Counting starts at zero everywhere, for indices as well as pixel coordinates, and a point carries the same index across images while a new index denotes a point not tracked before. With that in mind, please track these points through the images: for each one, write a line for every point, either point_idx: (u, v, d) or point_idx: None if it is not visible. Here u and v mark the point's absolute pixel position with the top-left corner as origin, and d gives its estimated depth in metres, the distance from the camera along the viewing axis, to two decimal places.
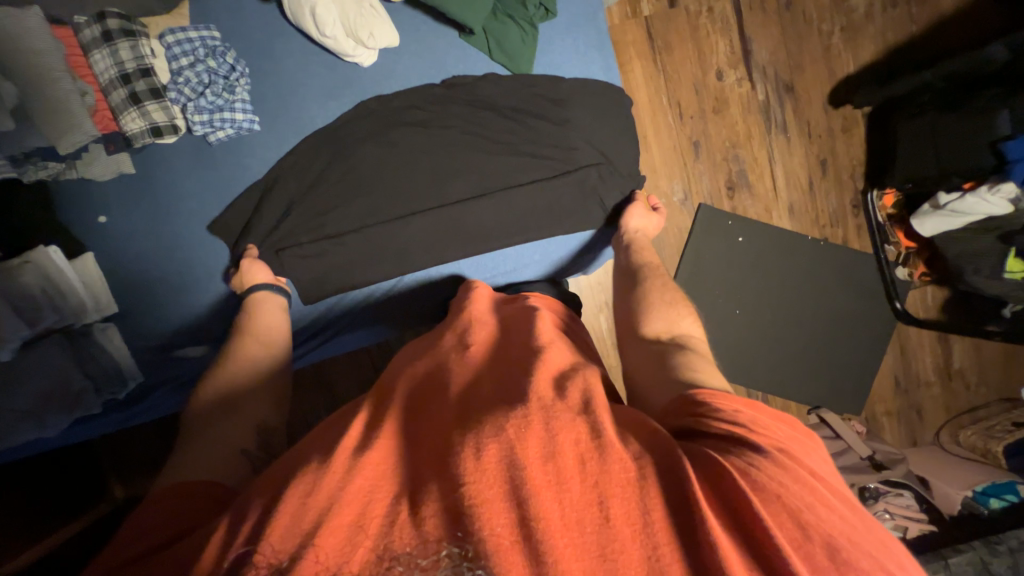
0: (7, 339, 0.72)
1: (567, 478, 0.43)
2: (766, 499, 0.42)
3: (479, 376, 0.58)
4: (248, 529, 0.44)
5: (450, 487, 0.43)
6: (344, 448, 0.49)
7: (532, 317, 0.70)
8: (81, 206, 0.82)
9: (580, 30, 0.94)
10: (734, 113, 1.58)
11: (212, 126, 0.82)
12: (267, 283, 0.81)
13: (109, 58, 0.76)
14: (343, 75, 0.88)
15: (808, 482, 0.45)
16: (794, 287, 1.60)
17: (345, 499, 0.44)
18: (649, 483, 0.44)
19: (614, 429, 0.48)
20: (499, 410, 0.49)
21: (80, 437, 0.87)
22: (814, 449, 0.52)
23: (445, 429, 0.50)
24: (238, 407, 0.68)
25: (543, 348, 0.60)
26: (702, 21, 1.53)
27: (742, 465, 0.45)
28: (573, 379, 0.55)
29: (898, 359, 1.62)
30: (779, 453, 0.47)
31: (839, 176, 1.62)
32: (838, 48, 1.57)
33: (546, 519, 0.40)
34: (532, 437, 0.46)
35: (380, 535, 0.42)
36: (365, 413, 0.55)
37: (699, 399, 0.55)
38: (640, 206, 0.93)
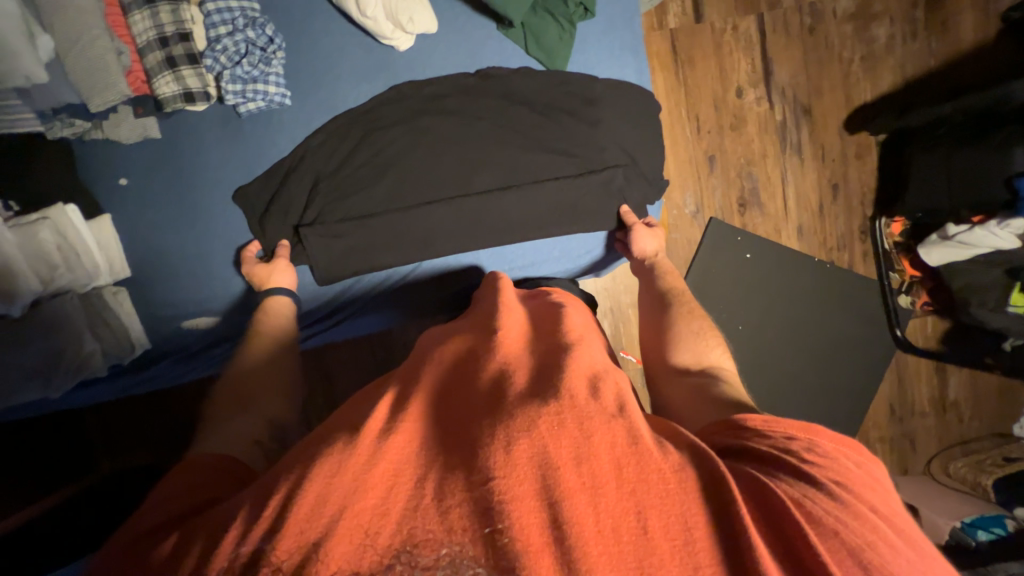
0: (20, 293, 0.70)
1: (602, 482, 0.44)
2: (823, 534, 0.43)
3: (507, 363, 0.57)
4: (271, 515, 0.43)
5: (480, 479, 0.43)
6: (370, 429, 0.49)
7: (555, 316, 0.70)
8: (103, 168, 0.81)
9: (615, 33, 0.95)
10: (751, 131, 1.60)
11: (244, 97, 0.81)
12: (287, 288, 0.82)
13: (150, 21, 0.76)
14: (379, 59, 0.88)
15: (867, 518, 0.46)
16: (797, 307, 1.61)
17: (370, 482, 0.44)
18: (691, 498, 0.44)
19: (650, 437, 0.49)
20: (532, 402, 0.49)
21: (81, 401, 0.86)
22: (878, 481, 0.52)
23: (474, 419, 0.50)
24: (252, 399, 0.69)
25: (573, 347, 0.61)
26: (726, 38, 1.55)
27: (797, 496, 0.46)
28: (604, 382, 0.56)
29: (895, 387, 1.64)
30: (839, 487, 0.48)
31: (850, 202, 1.64)
32: (857, 76, 1.60)
33: (580, 524, 0.41)
34: (566, 436, 0.46)
35: (403, 520, 0.42)
36: (390, 396, 0.55)
37: (747, 425, 0.56)
38: (643, 228, 0.94)
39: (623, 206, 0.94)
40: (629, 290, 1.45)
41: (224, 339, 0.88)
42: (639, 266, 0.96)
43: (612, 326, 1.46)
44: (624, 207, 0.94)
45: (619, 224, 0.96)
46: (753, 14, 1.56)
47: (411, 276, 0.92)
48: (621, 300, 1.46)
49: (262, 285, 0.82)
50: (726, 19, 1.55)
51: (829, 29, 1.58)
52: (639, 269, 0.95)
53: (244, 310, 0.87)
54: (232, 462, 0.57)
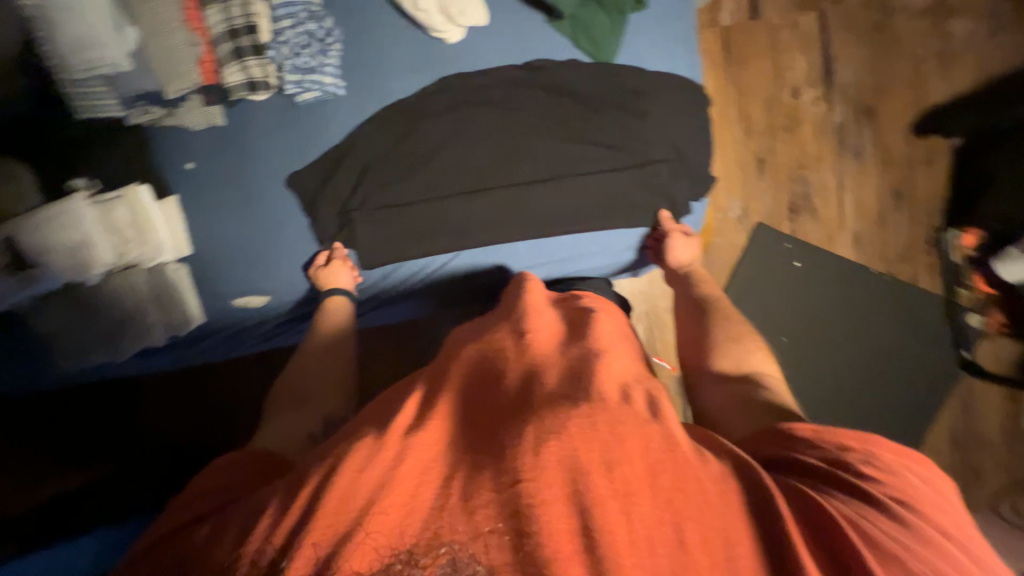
0: (96, 263, 0.80)
1: (636, 491, 0.44)
2: (884, 559, 0.41)
3: (535, 364, 0.57)
4: (301, 504, 0.45)
5: (508, 479, 0.44)
6: (396, 426, 0.50)
7: (583, 322, 0.68)
8: (173, 151, 0.87)
9: (667, 25, 0.93)
10: (806, 132, 1.52)
11: (301, 87, 0.86)
12: (345, 288, 0.88)
13: (221, 14, 0.82)
14: (429, 50, 0.90)
15: (931, 540, 0.43)
16: (849, 320, 1.51)
17: (398, 479, 0.46)
18: (730, 512, 0.45)
19: (688, 443, 0.50)
20: (561, 403, 0.49)
21: (145, 368, 0.93)
22: (948, 500, 0.48)
23: (504, 419, 0.51)
24: (307, 401, 0.76)
25: (603, 352, 0.60)
26: (783, 35, 1.49)
27: (853, 514, 0.44)
28: (636, 388, 0.55)
29: (962, 415, 1.49)
30: (899, 505, 0.45)
31: (916, 210, 1.51)
32: (930, 74, 1.48)
33: (612, 534, 0.41)
34: (597, 439, 0.46)
35: (429, 518, 0.44)
36: (421, 392, 0.57)
37: (801, 436, 0.52)
38: (679, 236, 0.91)
39: (664, 208, 0.93)
40: (667, 294, 1.41)
41: (274, 319, 0.93)
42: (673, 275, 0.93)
43: (647, 330, 1.42)
44: (665, 211, 0.93)
45: (656, 225, 0.94)
46: (814, 10, 1.48)
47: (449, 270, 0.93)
48: (659, 303, 1.42)
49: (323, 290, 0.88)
50: (784, 16, 1.48)
51: (899, 24, 1.48)
52: (673, 278, 0.93)
53: (292, 291, 0.92)
54: (269, 459, 0.62)
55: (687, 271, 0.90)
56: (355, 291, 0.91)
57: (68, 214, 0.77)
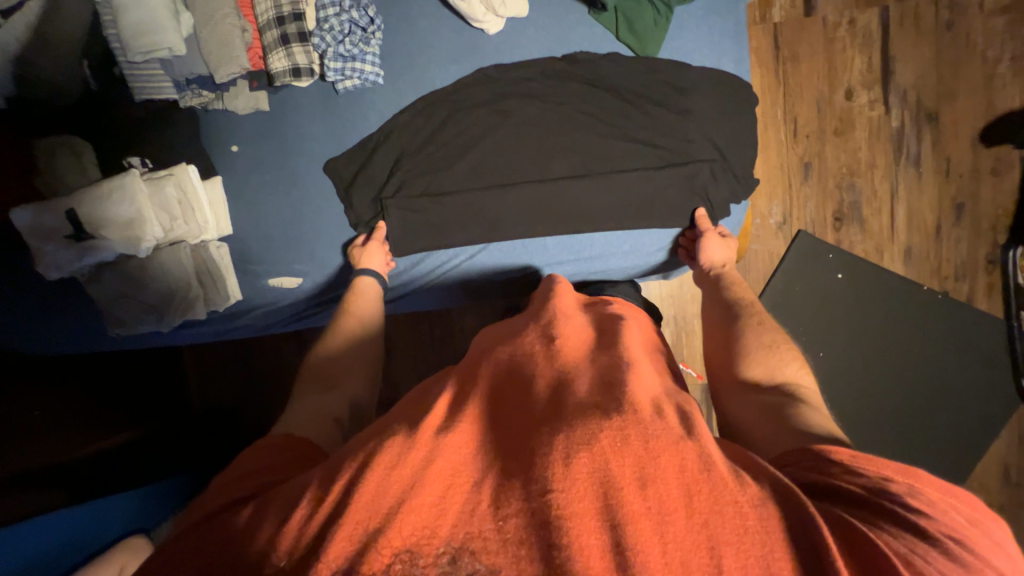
0: (145, 237, 0.84)
1: (670, 511, 0.43)
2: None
3: (567, 371, 0.58)
4: (341, 488, 0.48)
5: (538, 488, 0.45)
6: (427, 425, 0.52)
7: (616, 328, 0.68)
8: (221, 134, 0.90)
9: (715, 18, 0.89)
10: (859, 137, 1.43)
11: (343, 74, 0.87)
12: (377, 270, 0.88)
13: (271, 2, 0.85)
14: (468, 41, 0.90)
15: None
16: (895, 338, 1.42)
17: (428, 478, 0.47)
18: (773, 540, 0.42)
19: (723, 465, 0.48)
20: (593, 415, 0.50)
21: (184, 339, 0.98)
22: (1001, 545, 0.44)
23: (535, 425, 0.51)
24: (338, 382, 0.75)
25: (635, 363, 0.60)
26: (840, 33, 1.40)
27: (905, 551, 0.41)
28: (668, 402, 0.55)
29: (1014, 447, 1.39)
30: (955, 544, 0.42)
31: (977, 225, 1.41)
32: (1003, 79, 1.36)
33: (646, 553, 0.40)
34: (630, 453, 0.46)
35: (459, 522, 0.45)
36: (449, 394, 0.58)
37: (832, 459, 0.50)
38: (715, 236, 0.87)
39: (699, 206, 0.89)
40: (697, 299, 1.37)
41: (306, 301, 0.95)
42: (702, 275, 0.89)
43: (674, 335, 1.39)
44: (701, 208, 0.89)
45: (691, 225, 0.91)
46: (877, 6, 1.39)
47: (481, 266, 0.93)
48: (687, 308, 1.37)
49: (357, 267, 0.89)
50: (842, 12, 1.40)
51: (971, 23, 1.37)
52: (704, 280, 0.89)
53: (324, 274, 0.94)
54: (313, 449, 0.62)
55: (719, 273, 0.86)
56: (388, 276, 0.92)
57: (123, 190, 0.82)
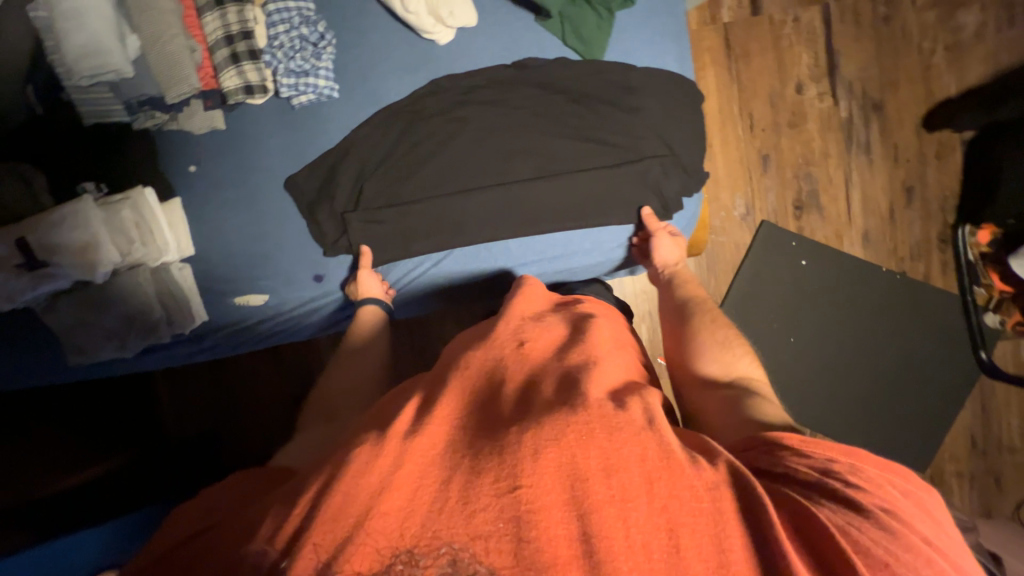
0: (103, 262, 0.82)
1: (631, 497, 0.46)
2: (872, 566, 0.43)
3: (535, 374, 0.61)
4: (308, 501, 0.47)
5: (507, 485, 0.46)
6: (395, 430, 0.52)
7: (583, 326, 0.70)
8: (176, 154, 0.90)
9: (657, 19, 0.93)
10: (812, 128, 1.49)
11: (297, 90, 0.88)
12: (377, 297, 0.89)
13: (219, 21, 0.85)
14: (420, 52, 0.91)
15: (924, 552, 0.44)
16: (861, 319, 1.47)
17: (395, 484, 0.47)
18: (726, 518, 0.46)
19: (681, 449, 0.51)
20: (559, 410, 0.52)
21: (146, 366, 0.95)
22: (930, 514, 0.48)
23: (502, 425, 0.53)
24: (338, 417, 0.76)
25: (599, 361, 0.63)
26: (786, 31, 1.46)
27: (841, 523, 0.45)
28: (630, 394, 0.58)
29: (978, 417, 1.47)
30: (886, 513, 0.46)
31: (927, 206, 1.48)
32: (939, 69, 1.46)
33: (608, 539, 0.44)
34: (594, 446, 0.49)
35: (428, 520, 0.46)
36: (418, 399, 0.58)
37: (782, 443, 0.53)
38: (666, 235, 0.90)
39: (645, 205, 0.91)
40: None
41: (273, 317, 0.94)
42: (657, 275, 0.92)
43: (649, 330, 1.41)
44: (647, 207, 0.91)
45: (641, 224, 0.93)
46: (818, 4, 1.46)
47: (450, 275, 0.94)
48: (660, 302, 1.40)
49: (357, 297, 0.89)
50: (786, 11, 1.46)
51: (905, 18, 1.46)
52: (657, 279, 0.92)
53: (291, 289, 0.93)
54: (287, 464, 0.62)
55: (671, 273, 0.89)
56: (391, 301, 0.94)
57: (77, 216, 0.81)
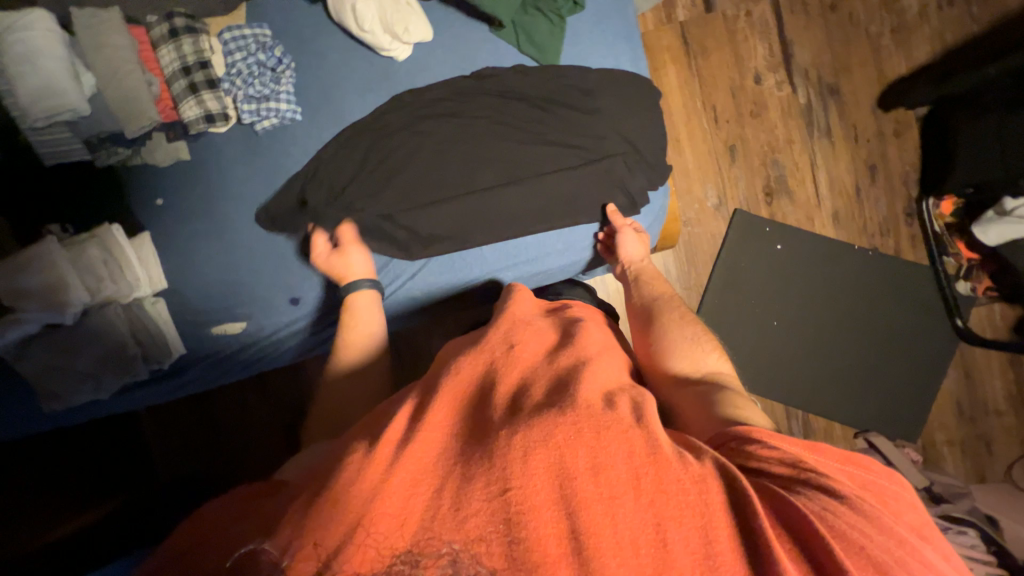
0: (71, 303, 0.80)
1: (619, 494, 0.47)
2: (850, 550, 0.44)
3: (525, 378, 0.61)
4: (294, 524, 0.46)
5: (497, 488, 0.46)
6: (387, 439, 0.52)
7: (574, 330, 0.71)
8: (142, 188, 0.89)
9: (608, 22, 0.96)
10: (774, 117, 1.53)
11: (259, 115, 0.89)
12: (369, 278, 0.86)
13: (174, 53, 0.86)
14: (380, 70, 0.93)
15: (896, 534, 0.46)
16: (840, 296, 1.50)
17: (388, 489, 0.47)
18: (712, 509, 0.46)
19: (669, 445, 0.52)
20: (548, 412, 0.53)
21: (126, 406, 0.93)
22: (892, 497, 0.51)
23: (490, 430, 0.53)
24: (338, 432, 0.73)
25: (589, 363, 0.63)
26: (739, 25, 1.51)
27: (818, 510, 0.46)
28: (620, 395, 0.59)
29: (962, 383, 1.50)
30: (860, 498, 0.48)
31: (891, 182, 1.53)
32: (888, 50, 1.52)
33: (596, 536, 0.44)
34: (583, 445, 0.50)
35: (422, 526, 0.45)
36: (411, 405, 0.58)
37: (752, 437, 0.55)
38: (630, 231, 0.92)
39: (610, 203, 0.93)
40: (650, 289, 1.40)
41: (254, 344, 0.94)
42: (623, 271, 0.93)
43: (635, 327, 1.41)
44: (611, 203, 0.93)
45: (606, 220, 0.95)
46: None
47: (428, 292, 0.94)
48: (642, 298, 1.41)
49: (344, 281, 0.85)
50: (738, 6, 1.51)
51: (850, 5, 1.52)
52: (622, 275, 0.93)
53: (268, 315, 0.92)
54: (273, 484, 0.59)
55: (636, 268, 0.90)
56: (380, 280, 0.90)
57: (42, 258, 0.79)
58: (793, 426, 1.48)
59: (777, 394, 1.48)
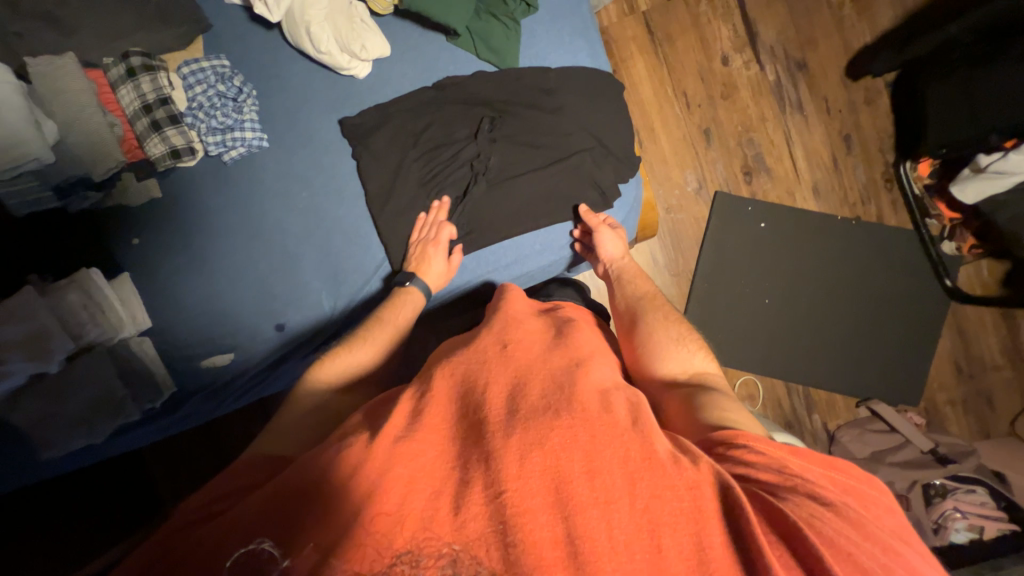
0: (54, 350, 0.79)
1: (614, 498, 0.47)
2: (838, 556, 0.44)
3: (519, 376, 0.59)
4: (289, 516, 0.48)
5: (493, 491, 0.46)
6: (386, 433, 0.52)
7: (565, 329, 0.72)
8: (119, 230, 0.89)
9: (564, 21, 0.97)
10: (745, 96, 1.54)
11: (225, 146, 0.89)
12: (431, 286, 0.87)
13: (134, 92, 0.86)
14: (342, 89, 0.93)
15: (881, 541, 0.47)
16: (829, 266, 1.51)
17: (388, 485, 0.48)
18: (706, 516, 0.46)
19: (664, 446, 0.52)
20: (544, 415, 0.53)
21: (125, 446, 0.93)
22: (873, 501, 0.52)
23: (485, 428, 0.52)
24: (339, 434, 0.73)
25: (584, 362, 0.63)
26: (702, 9, 1.52)
27: (806, 516, 0.47)
28: (616, 393, 0.59)
29: (957, 341, 1.50)
30: (845, 503, 0.49)
31: (867, 150, 1.54)
32: (851, 20, 1.53)
33: (591, 540, 0.44)
34: (579, 450, 0.50)
35: (419, 527, 0.45)
36: (407, 404, 0.57)
37: (741, 441, 0.55)
38: (607, 229, 0.91)
39: (580, 204, 0.93)
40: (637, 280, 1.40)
41: (242, 373, 0.92)
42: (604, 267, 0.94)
43: None
44: (582, 206, 0.93)
45: (580, 219, 0.95)
46: None
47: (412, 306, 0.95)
48: None
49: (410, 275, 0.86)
50: None
51: None
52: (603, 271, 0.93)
53: (255, 344, 0.92)
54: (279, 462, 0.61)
55: (616, 269, 0.91)
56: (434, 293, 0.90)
57: (20, 309, 0.78)
58: (795, 401, 1.48)
59: (775, 371, 1.48)
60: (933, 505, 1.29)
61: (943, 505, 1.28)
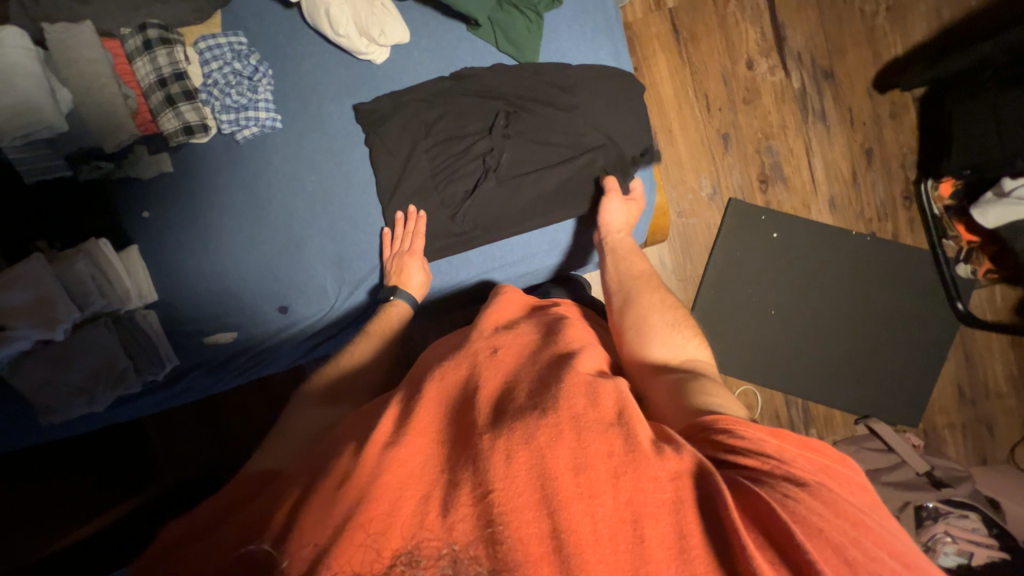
0: (60, 318, 0.80)
1: (598, 493, 0.47)
2: (810, 534, 0.44)
3: (509, 379, 0.60)
4: (285, 518, 0.48)
5: (481, 490, 0.47)
6: (375, 440, 0.52)
7: (557, 327, 0.73)
8: (128, 203, 0.89)
9: (587, 17, 0.95)
10: (766, 102, 1.50)
11: (238, 125, 0.89)
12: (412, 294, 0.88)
13: (150, 65, 0.86)
14: (358, 74, 0.92)
15: (851, 516, 0.46)
16: (839, 282, 1.49)
17: (379, 493, 0.47)
18: (685, 507, 0.47)
19: (647, 439, 0.52)
20: (528, 414, 0.52)
21: (124, 416, 0.93)
22: (848, 481, 0.51)
23: (476, 430, 0.53)
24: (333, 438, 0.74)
25: (574, 355, 0.64)
26: (730, 10, 1.48)
27: (779, 496, 0.46)
28: (602, 384, 0.59)
29: (962, 365, 1.49)
30: (819, 483, 0.49)
31: (888, 166, 1.50)
32: (884, 30, 1.48)
33: (576, 532, 0.44)
34: (564, 448, 0.49)
35: (412, 531, 0.45)
36: (396, 409, 0.58)
37: (719, 427, 0.55)
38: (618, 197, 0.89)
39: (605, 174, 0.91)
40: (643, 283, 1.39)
41: (240, 352, 0.93)
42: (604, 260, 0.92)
43: None
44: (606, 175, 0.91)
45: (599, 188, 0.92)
46: None
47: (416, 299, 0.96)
48: None
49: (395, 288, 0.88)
50: None
51: None
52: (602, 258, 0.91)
53: (258, 325, 0.93)
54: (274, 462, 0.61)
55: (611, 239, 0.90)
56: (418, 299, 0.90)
57: (28, 277, 0.79)
58: (793, 413, 1.48)
59: (774, 383, 1.47)
60: (923, 527, 1.27)
61: (934, 528, 1.24)
